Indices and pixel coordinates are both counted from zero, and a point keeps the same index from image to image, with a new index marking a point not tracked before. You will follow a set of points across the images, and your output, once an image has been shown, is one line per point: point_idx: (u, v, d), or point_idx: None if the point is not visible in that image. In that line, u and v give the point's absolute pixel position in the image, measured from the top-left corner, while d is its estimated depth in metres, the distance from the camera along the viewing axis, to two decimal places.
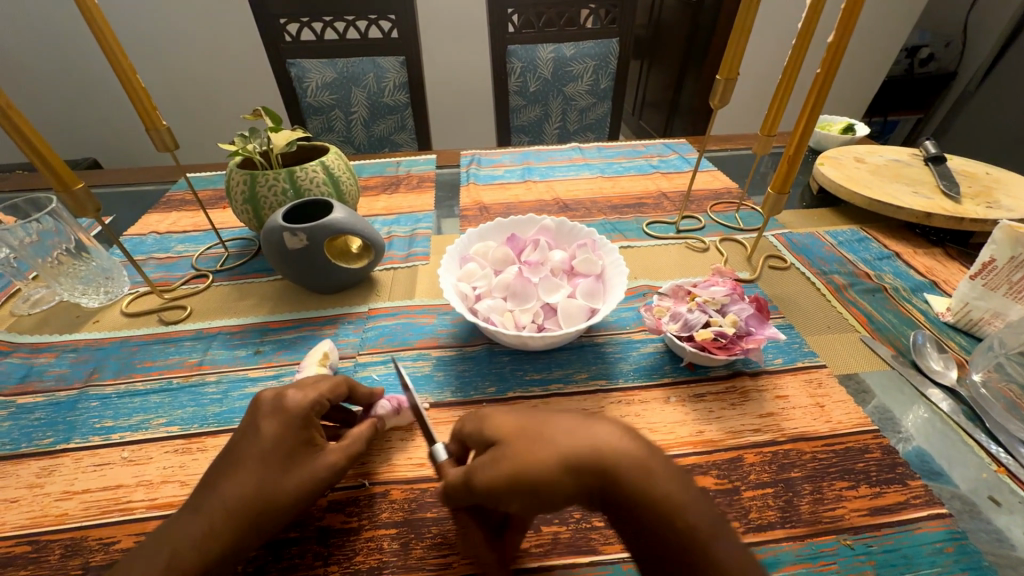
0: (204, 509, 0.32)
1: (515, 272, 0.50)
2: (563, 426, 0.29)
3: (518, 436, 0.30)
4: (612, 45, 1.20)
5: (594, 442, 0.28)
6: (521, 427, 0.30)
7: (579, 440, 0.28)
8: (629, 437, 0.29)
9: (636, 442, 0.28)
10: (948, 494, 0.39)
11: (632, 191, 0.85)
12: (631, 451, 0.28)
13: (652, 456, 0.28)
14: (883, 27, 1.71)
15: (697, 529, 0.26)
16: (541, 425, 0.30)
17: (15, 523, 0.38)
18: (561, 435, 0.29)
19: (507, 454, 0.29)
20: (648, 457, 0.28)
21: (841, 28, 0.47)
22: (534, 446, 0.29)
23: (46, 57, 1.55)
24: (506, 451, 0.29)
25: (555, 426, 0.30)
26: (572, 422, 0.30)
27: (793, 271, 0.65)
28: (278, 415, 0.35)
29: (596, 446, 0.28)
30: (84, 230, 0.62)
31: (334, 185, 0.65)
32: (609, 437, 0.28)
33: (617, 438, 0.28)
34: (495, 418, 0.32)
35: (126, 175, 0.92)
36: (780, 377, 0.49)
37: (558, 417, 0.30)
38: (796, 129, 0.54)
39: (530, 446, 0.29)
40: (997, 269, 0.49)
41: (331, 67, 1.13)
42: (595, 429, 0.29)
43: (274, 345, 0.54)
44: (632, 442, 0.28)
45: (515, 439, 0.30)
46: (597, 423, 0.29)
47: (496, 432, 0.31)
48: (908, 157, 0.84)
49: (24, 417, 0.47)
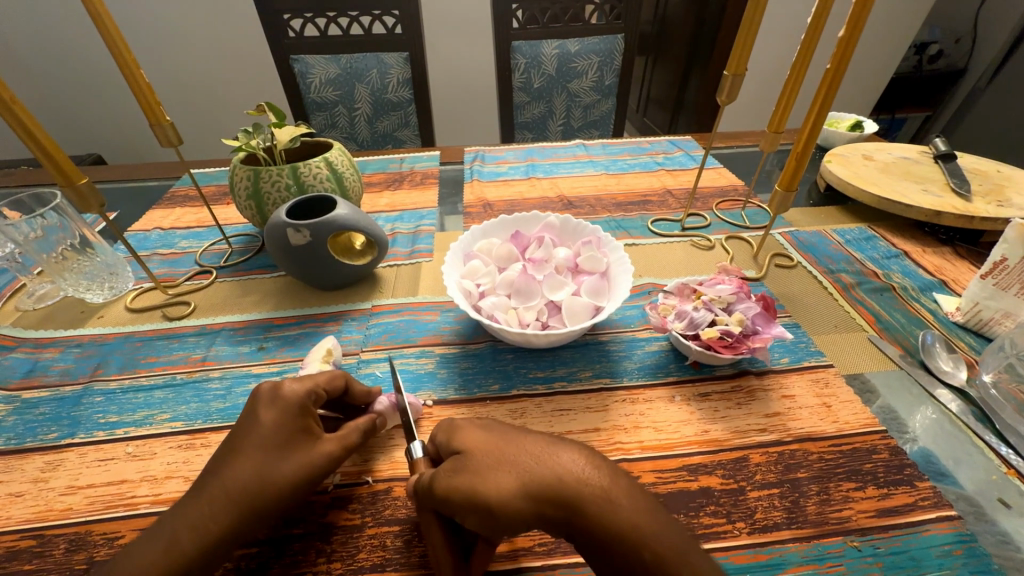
0: (204, 494, 0.32)
1: (519, 270, 0.50)
2: (530, 447, 0.30)
3: (484, 453, 0.31)
4: (617, 40, 1.19)
5: (557, 466, 0.29)
6: (489, 443, 0.31)
7: (543, 463, 0.29)
8: (593, 465, 0.29)
9: (600, 471, 0.28)
10: (954, 496, 0.39)
11: (637, 189, 0.85)
12: (593, 479, 0.28)
13: (616, 485, 0.28)
14: (892, 23, 1.69)
15: (660, 561, 0.26)
16: (509, 444, 0.31)
17: (20, 517, 0.38)
18: (525, 455, 0.30)
19: (469, 468, 0.30)
20: (610, 486, 0.28)
21: (852, 22, 0.46)
22: (496, 467, 0.29)
23: (51, 53, 1.55)
24: (470, 465, 0.30)
25: (523, 445, 0.30)
26: (539, 444, 0.30)
27: (799, 269, 0.64)
28: (277, 405, 0.35)
29: (557, 469, 0.28)
30: (88, 225, 0.62)
31: (337, 181, 0.65)
32: (571, 462, 0.29)
33: (582, 464, 0.29)
34: (465, 431, 0.33)
35: (130, 171, 0.92)
36: (786, 376, 0.48)
37: (527, 436, 0.31)
38: (804, 125, 0.54)
39: (493, 464, 0.30)
40: (1010, 268, 0.49)
41: (335, 62, 1.13)
42: (560, 454, 0.29)
43: (278, 341, 0.54)
44: (597, 470, 0.29)
45: (480, 454, 0.31)
46: (564, 446, 0.30)
47: (464, 444, 0.32)
48: (917, 154, 0.83)
49: (29, 412, 0.47)
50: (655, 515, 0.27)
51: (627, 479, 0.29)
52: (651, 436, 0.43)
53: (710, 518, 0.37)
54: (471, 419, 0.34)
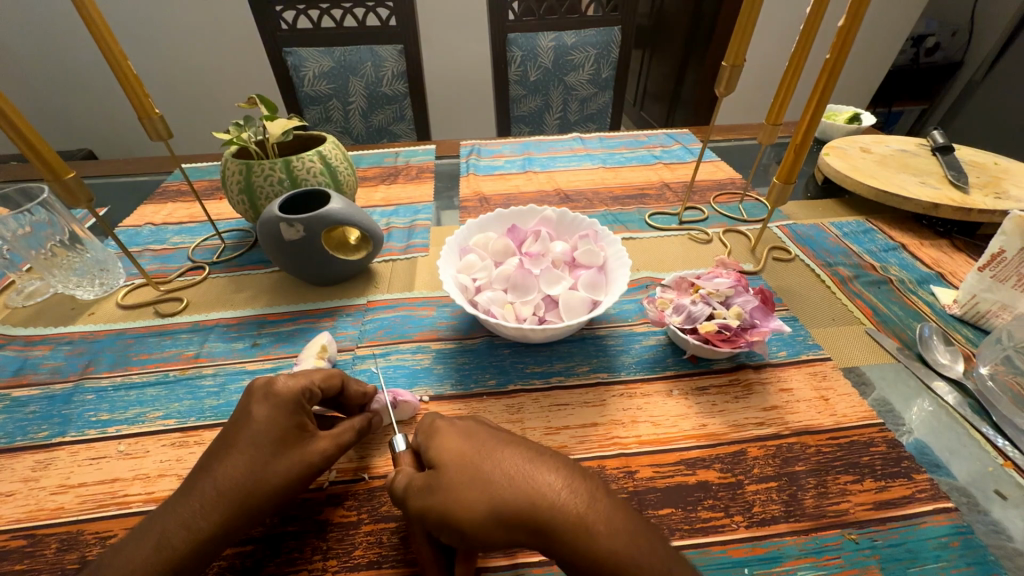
0: (196, 491, 0.31)
1: (515, 263, 0.49)
2: (507, 464, 0.29)
3: (459, 466, 0.30)
4: (614, 32, 1.17)
5: (533, 486, 0.28)
6: (466, 454, 0.30)
7: (518, 485, 0.28)
8: (573, 484, 0.28)
9: (579, 491, 0.28)
10: (948, 486, 0.39)
11: (633, 182, 0.84)
12: (570, 501, 0.27)
13: (595, 506, 0.27)
14: (889, 15, 1.68)
15: None
16: (486, 458, 0.30)
17: (11, 517, 0.38)
18: (502, 472, 0.29)
19: (443, 484, 0.29)
20: (589, 509, 0.27)
21: (852, 12, 0.45)
22: (468, 487, 0.28)
23: (35, 44, 1.51)
24: (443, 481, 0.29)
25: (500, 461, 0.29)
26: (517, 460, 0.29)
27: (797, 263, 0.64)
28: (270, 400, 0.34)
29: (534, 490, 0.28)
30: (78, 221, 0.62)
31: (331, 174, 0.64)
32: (549, 482, 0.28)
33: (560, 486, 0.28)
34: (443, 438, 0.32)
35: (120, 166, 0.91)
36: (784, 370, 0.48)
37: (506, 450, 0.30)
38: (803, 116, 0.53)
39: (467, 483, 0.29)
40: (1006, 260, 0.48)
41: (328, 55, 1.11)
42: (537, 474, 0.28)
43: (272, 338, 0.53)
44: (576, 490, 0.28)
45: (455, 468, 0.29)
46: (542, 465, 0.29)
47: (441, 455, 0.31)
48: (915, 147, 0.83)
49: (18, 411, 0.46)
50: (637, 537, 0.27)
51: (607, 499, 0.28)
52: (648, 430, 0.43)
53: (708, 513, 0.37)
54: (450, 421, 0.33)
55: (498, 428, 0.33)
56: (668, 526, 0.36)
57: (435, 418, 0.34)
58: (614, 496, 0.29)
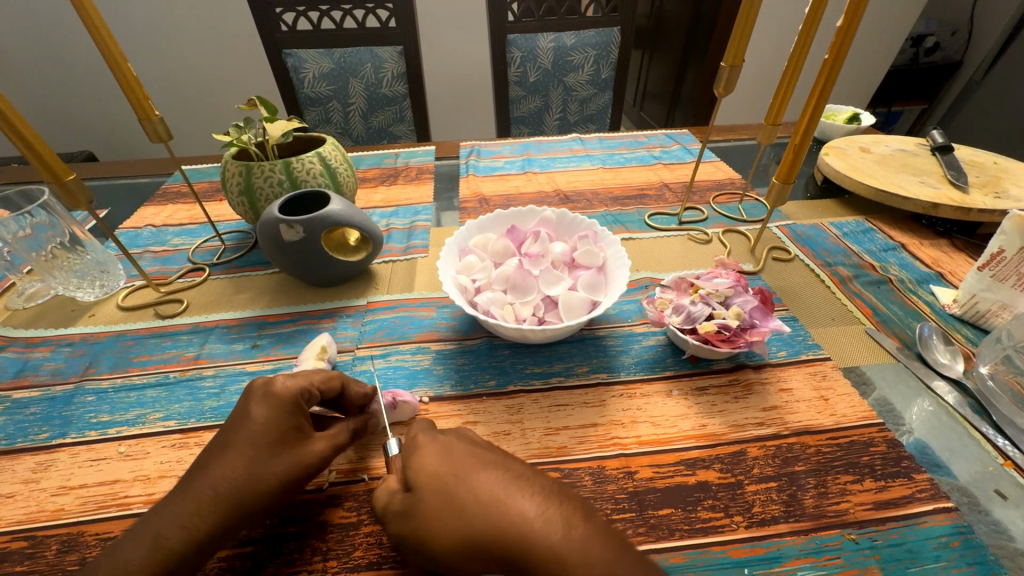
0: (193, 491, 0.31)
1: (515, 264, 0.50)
2: (480, 489, 0.28)
3: (434, 490, 0.29)
4: (613, 33, 1.18)
5: (504, 515, 0.27)
6: (442, 477, 0.29)
7: (488, 513, 0.27)
8: (547, 512, 0.27)
9: (554, 519, 0.26)
10: (948, 486, 0.39)
11: (633, 183, 0.84)
12: (543, 530, 0.26)
13: (569, 535, 0.26)
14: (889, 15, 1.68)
15: None
16: (459, 482, 0.28)
17: (11, 519, 0.38)
18: (474, 499, 0.28)
19: (419, 510, 0.29)
20: (563, 538, 0.26)
21: (851, 11, 0.45)
22: (440, 513, 0.28)
23: (35, 46, 1.52)
24: (419, 506, 0.29)
25: (473, 487, 0.28)
26: (490, 485, 0.28)
27: (797, 262, 0.64)
28: (268, 400, 0.35)
29: (504, 518, 0.26)
30: (78, 223, 0.62)
31: (331, 176, 0.64)
32: (522, 510, 0.27)
33: (534, 514, 0.27)
34: (421, 455, 0.31)
35: (120, 168, 0.91)
36: (784, 370, 0.48)
37: (480, 473, 0.29)
38: (802, 116, 0.53)
39: (440, 510, 0.28)
40: (1006, 260, 0.48)
41: (328, 57, 1.12)
42: (511, 500, 0.27)
43: (271, 339, 0.53)
44: (550, 517, 0.26)
45: (430, 492, 0.29)
46: (518, 490, 0.28)
47: (417, 476, 0.30)
48: (914, 146, 0.83)
49: (19, 413, 0.46)
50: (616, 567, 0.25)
51: (585, 525, 0.26)
52: (648, 431, 0.43)
53: (708, 513, 0.37)
54: (431, 436, 0.32)
55: (480, 444, 0.32)
56: (668, 526, 0.36)
57: (419, 431, 0.33)
58: (595, 520, 0.27)
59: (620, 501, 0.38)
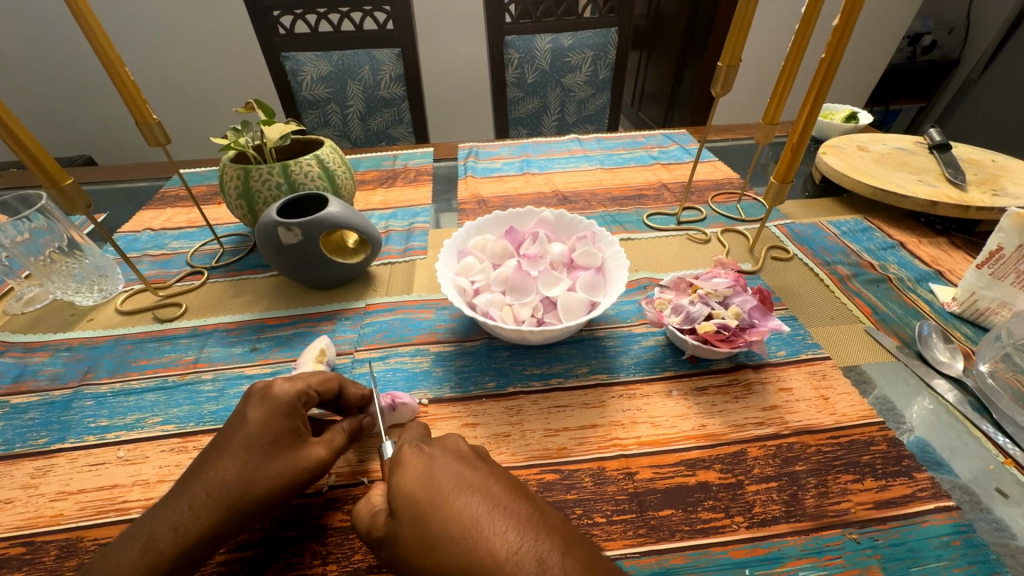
0: (187, 492, 0.32)
1: (514, 265, 0.50)
2: (454, 519, 0.26)
3: (412, 513, 0.27)
4: (611, 34, 1.18)
5: (474, 552, 0.25)
6: (418, 500, 0.28)
7: (464, 547, 0.25)
8: (524, 548, 0.25)
9: (527, 558, 0.24)
10: (950, 485, 0.39)
11: (632, 183, 0.84)
12: (514, 571, 0.24)
13: None
14: (883, 13, 1.69)
15: None
16: (434, 509, 0.27)
17: (10, 524, 0.38)
18: (447, 529, 0.26)
19: (397, 536, 0.27)
20: None
21: (847, 11, 0.45)
22: (420, 542, 0.26)
23: (34, 51, 1.52)
24: (397, 532, 0.27)
25: (447, 514, 0.27)
26: (465, 515, 0.26)
27: (796, 262, 0.64)
28: (266, 403, 0.34)
29: (480, 556, 0.25)
30: (76, 228, 0.61)
31: (329, 179, 0.64)
32: (494, 547, 0.25)
33: (506, 553, 0.25)
34: (403, 472, 0.29)
35: (119, 172, 0.91)
36: (783, 370, 0.48)
37: (460, 500, 0.27)
38: (800, 116, 0.53)
39: (414, 540, 0.27)
40: (1005, 258, 0.48)
41: (326, 60, 1.12)
42: (484, 534, 0.25)
43: (270, 342, 0.53)
44: (525, 557, 0.24)
45: (408, 517, 0.27)
46: (495, 521, 0.26)
47: (396, 497, 0.28)
48: (912, 144, 0.83)
49: (18, 417, 0.46)
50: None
51: (561, 565, 0.24)
52: (648, 431, 0.43)
53: (708, 513, 0.37)
54: (418, 449, 0.30)
55: (466, 462, 0.30)
56: (668, 527, 0.36)
57: (406, 442, 0.31)
58: (578, 559, 0.24)
59: (620, 502, 0.38)
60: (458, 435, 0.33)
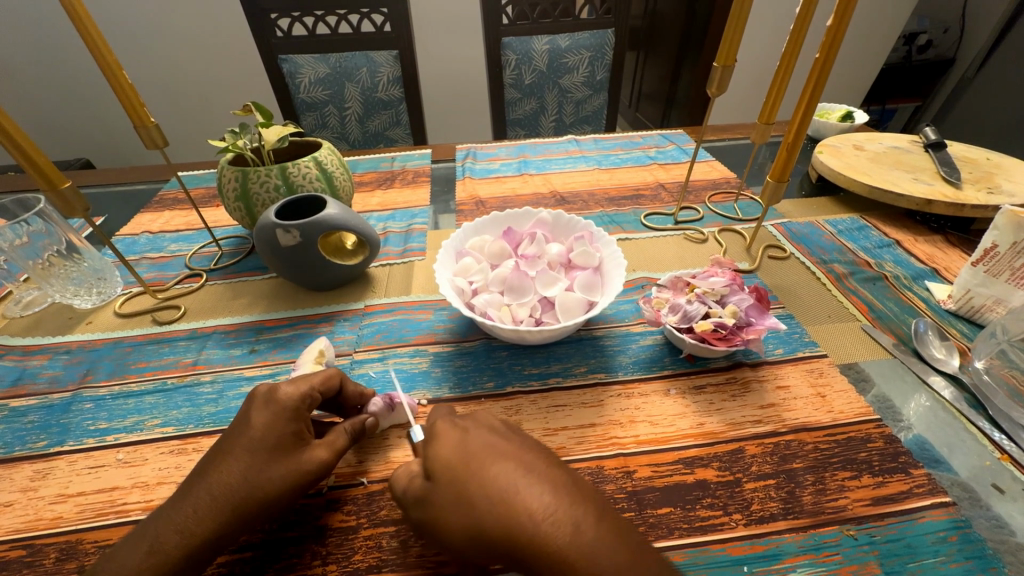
0: (191, 495, 0.32)
1: (512, 266, 0.50)
2: (491, 483, 0.27)
3: (448, 479, 0.28)
4: (608, 35, 1.18)
5: (512, 512, 0.26)
6: (454, 467, 0.29)
7: (502, 508, 0.26)
8: (560, 512, 0.26)
9: (562, 520, 0.26)
10: (948, 482, 0.39)
11: (629, 183, 0.85)
12: (550, 530, 0.25)
13: (577, 538, 0.25)
14: (878, 12, 1.69)
15: None
16: (471, 473, 0.28)
17: (10, 528, 0.38)
18: (483, 492, 0.27)
19: (433, 499, 0.28)
20: (571, 540, 0.25)
21: (840, 11, 0.45)
22: (457, 502, 0.27)
23: (32, 56, 1.52)
24: (433, 495, 0.29)
25: (484, 479, 0.27)
26: (500, 480, 0.27)
27: (793, 260, 0.64)
28: (270, 406, 0.35)
29: (518, 517, 0.26)
30: (75, 231, 0.62)
31: (327, 180, 0.64)
32: (530, 507, 0.26)
33: (542, 513, 0.26)
34: (440, 443, 0.30)
35: (117, 175, 0.91)
36: (780, 368, 0.48)
37: (496, 466, 0.28)
38: (795, 115, 0.53)
39: (451, 502, 0.28)
40: (999, 255, 0.49)
41: (324, 62, 1.12)
42: (520, 496, 0.27)
43: (269, 344, 0.53)
44: (561, 519, 0.26)
45: (445, 480, 0.28)
46: (531, 485, 0.27)
47: (435, 464, 0.29)
48: (908, 143, 0.83)
49: (17, 421, 0.46)
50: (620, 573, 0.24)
51: (593, 530, 0.25)
52: (647, 430, 0.43)
53: (706, 511, 0.37)
54: (451, 424, 0.32)
55: (501, 434, 0.31)
56: (667, 525, 0.36)
57: (439, 418, 0.33)
58: (609, 525, 0.26)
59: (619, 500, 0.38)
60: (488, 413, 0.34)
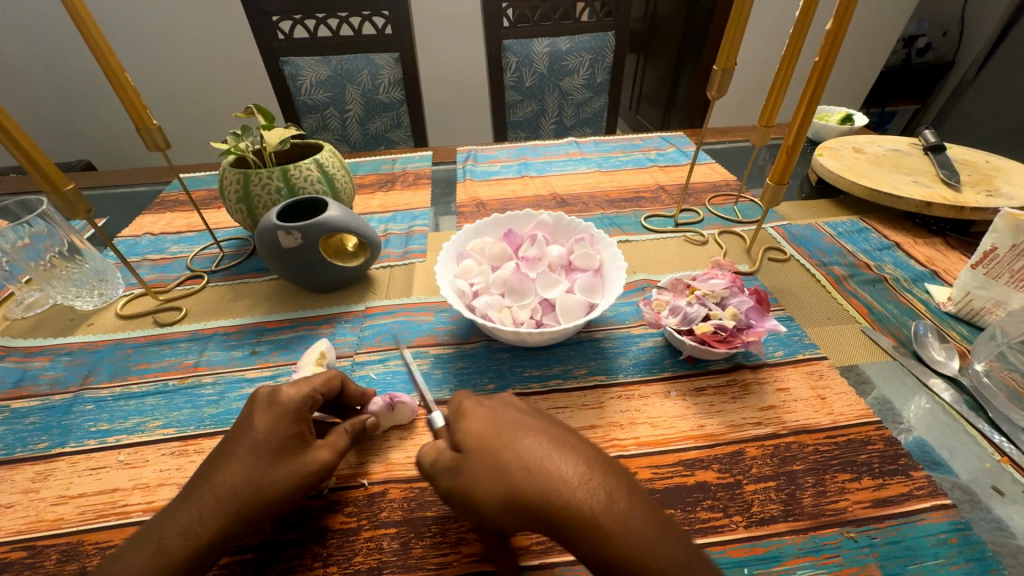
0: (195, 497, 0.32)
1: (512, 268, 0.50)
2: (523, 453, 0.28)
3: (480, 450, 0.29)
4: (608, 37, 1.19)
5: (546, 480, 0.27)
6: (486, 440, 0.29)
7: (536, 476, 0.27)
8: (593, 481, 0.26)
9: (596, 489, 0.26)
10: (949, 484, 0.39)
11: (629, 185, 0.85)
12: (584, 496, 0.26)
13: (611, 506, 0.25)
14: (877, 15, 1.70)
15: None
16: (503, 444, 0.29)
17: (11, 529, 0.38)
18: (515, 461, 0.28)
19: (466, 469, 0.29)
20: (605, 507, 0.25)
21: (840, 15, 0.46)
22: (489, 471, 0.28)
23: (34, 58, 1.53)
24: (466, 466, 0.29)
25: (517, 450, 0.28)
26: (533, 451, 0.28)
27: (793, 263, 0.64)
28: (272, 409, 0.35)
29: (551, 484, 0.26)
30: (76, 232, 0.62)
31: (328, 182, 0.64)
32: (564, 474, 0.27)
33: (576, 482, 0.26)
34: (470, 419, 0.31)
35: (118, 177, 0.91)
36: (780, 369, 0.48)
37: (527, 438, 0.29)
38: (795, 118, 0.53)
39: (484, 471, 0.28)
40: (999, 257, 0.49)
41: (325, 64, 1.12)
42: (553, 466, 0.27)
43: (270, 345, 0.53)
44: (593, 488, 0.26)
45: (478, 452, 0.29)
46: (563, 456, 0.28)
47: (466, 437, 0.30)
48: (907, 146, 0.84)
49: (18, 422, 0.46)
50: (653, 539, 0.24)
51: (626, 499, 0.26)
52: (647, 432, 0.43)
53: (707, 513, 0.37)
54: (479, 402, 0.33)
55: (529, 412, 0.32)
56: None
57: (466, 397, 0.34)
58: (640, 496, 0.26)
59: None
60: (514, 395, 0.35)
